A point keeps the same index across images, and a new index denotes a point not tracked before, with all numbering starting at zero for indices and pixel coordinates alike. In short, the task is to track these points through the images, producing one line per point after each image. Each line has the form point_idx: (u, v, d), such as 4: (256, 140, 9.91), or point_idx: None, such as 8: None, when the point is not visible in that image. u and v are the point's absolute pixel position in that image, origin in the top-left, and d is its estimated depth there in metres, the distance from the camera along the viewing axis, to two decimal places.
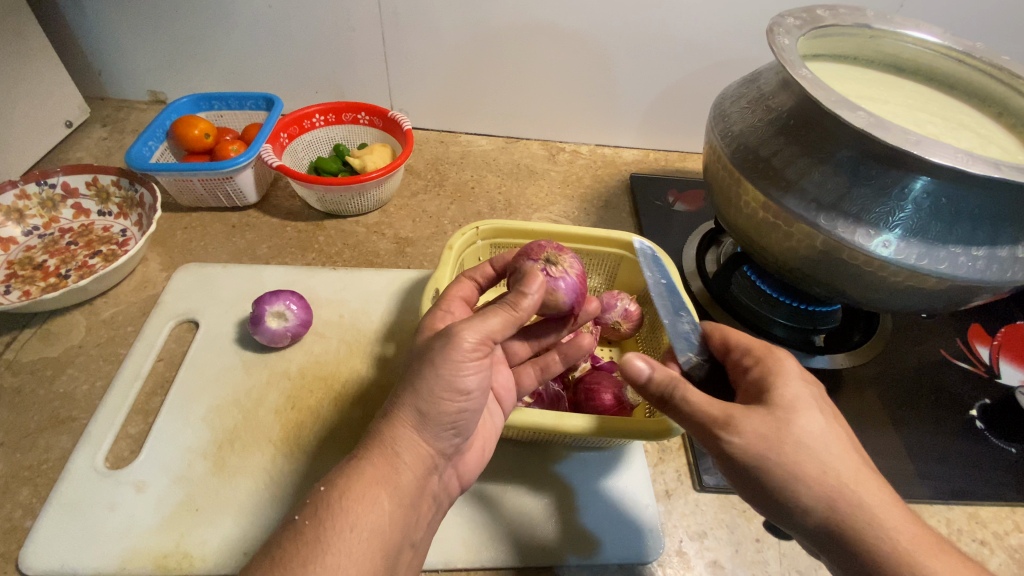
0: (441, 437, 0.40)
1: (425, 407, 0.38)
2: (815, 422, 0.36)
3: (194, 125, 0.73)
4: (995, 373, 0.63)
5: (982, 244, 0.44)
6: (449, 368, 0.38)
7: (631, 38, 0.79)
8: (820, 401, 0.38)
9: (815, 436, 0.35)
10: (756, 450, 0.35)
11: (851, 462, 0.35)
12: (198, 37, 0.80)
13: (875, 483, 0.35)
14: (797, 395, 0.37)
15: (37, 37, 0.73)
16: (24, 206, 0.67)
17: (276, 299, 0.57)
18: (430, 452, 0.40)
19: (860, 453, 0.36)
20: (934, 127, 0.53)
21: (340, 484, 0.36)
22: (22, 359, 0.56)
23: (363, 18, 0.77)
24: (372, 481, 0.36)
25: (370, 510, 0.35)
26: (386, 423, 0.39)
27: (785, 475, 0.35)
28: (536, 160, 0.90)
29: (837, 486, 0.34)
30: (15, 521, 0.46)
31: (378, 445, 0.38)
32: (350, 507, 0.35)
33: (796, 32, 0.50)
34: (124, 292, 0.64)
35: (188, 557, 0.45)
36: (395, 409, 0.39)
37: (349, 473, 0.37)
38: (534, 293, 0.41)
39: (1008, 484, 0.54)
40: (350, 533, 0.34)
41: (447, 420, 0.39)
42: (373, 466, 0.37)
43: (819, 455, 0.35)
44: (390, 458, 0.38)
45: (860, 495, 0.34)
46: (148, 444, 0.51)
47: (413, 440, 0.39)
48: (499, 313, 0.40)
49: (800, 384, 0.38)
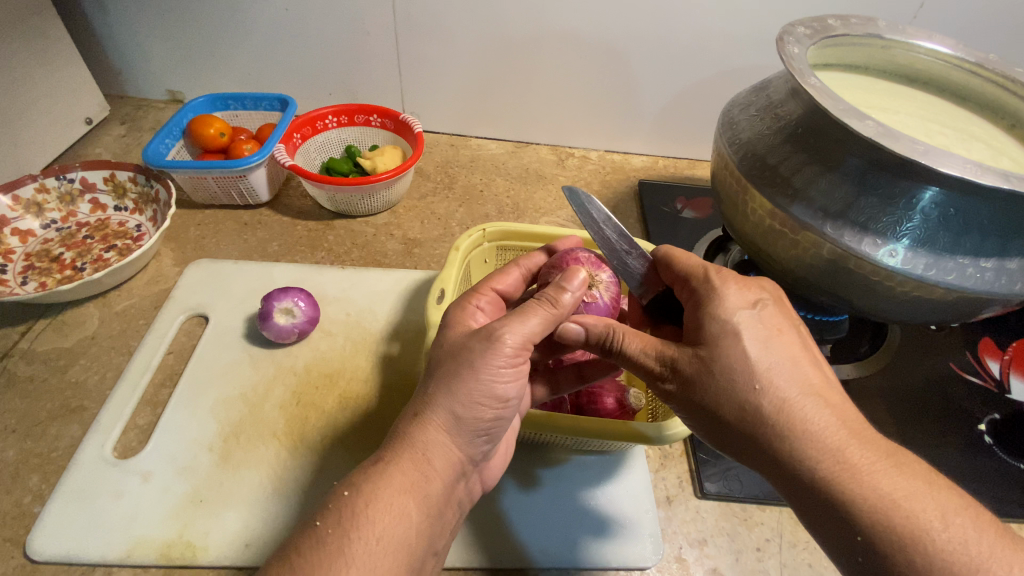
0: (474, 443, 0.39)
1: (461, 412, 0.37)
2: (745, 355, 0.35)
3: (209, 125, 0.75)
4: (1005, 388, 0.62)
5: (990, 255, 0.43)
6: (491, 374, 0.38)
7: (643, 46, 0.79)
8: (756, 327, 0.36)
9: (741, 371, 0.35)
10: (683, 389, 0.37)
11: (781, 391, 0.35)
12: (216, 38, 0.81)
13: (810, 409, 0.34)
14: (727, 327, 0.36)
15: (61, 36, 0.75)
16: (43, 200, 0.68)
17: (285, 296, 0.58)
18: (460, 457, 0.39)
19: (802, 376, 0.35)
20: (944, 137, 0.53)
21: (366, 490, 0.35)
22: (37, 348, 0.57)
23: (377, 22, 0.78)
24: (401, 488, 0.35)
25: (397, 521, 0.34)
26: (419, 427, 0.37)
27: (721, 412, 0.36)
28: (545, 165, 0.90)
29: (763, 419, 0.34)
30: (24, 507, 0.47)
31: (407, 448, 0.37)
32: (376, 517, 0.34)
33: (806, 41, 0.50)
34: (137, 285, 0.65)
35: (191, 547, 0.45)
36: (428, 411, 0.38)
37: (377, 479, 0.35)
38: (575, 289, 0.42)
39: (1016, 500, 0.53)
40: (374, 546, 0.33)
41: (481, 426, 0.39)
42: (401, 472, 0.36)
43: (744, 391, 0.35)
44: (419, 463, 0.37)
45: (791, 428, 0.34)
46: (156, 435, 0.51)
47: (444, 445, 0.38)
48: (539, 311, 0.40)
49: (736, 312, 0.37)
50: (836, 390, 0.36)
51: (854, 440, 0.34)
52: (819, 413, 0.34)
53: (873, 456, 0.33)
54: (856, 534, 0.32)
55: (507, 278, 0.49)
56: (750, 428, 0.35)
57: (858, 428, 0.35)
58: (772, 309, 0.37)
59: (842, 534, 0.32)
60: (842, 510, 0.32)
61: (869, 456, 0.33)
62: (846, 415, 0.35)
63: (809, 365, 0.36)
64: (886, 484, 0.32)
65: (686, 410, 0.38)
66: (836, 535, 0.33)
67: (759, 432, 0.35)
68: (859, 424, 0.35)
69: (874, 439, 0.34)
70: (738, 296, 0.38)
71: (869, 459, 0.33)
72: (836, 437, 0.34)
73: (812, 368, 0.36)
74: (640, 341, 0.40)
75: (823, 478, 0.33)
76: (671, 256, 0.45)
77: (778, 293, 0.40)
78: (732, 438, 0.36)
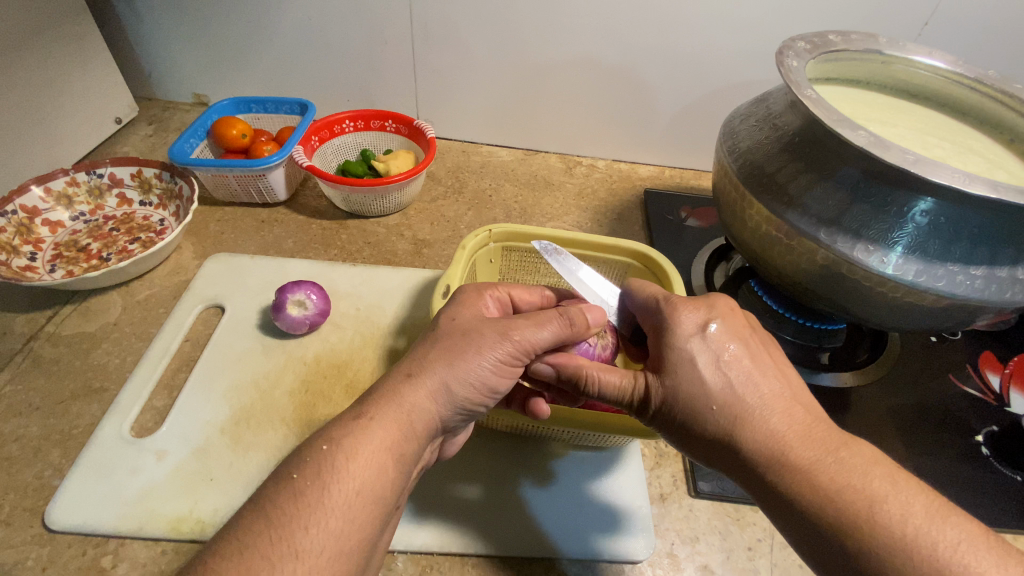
0: (454, 415, 0.40)
1: (452, 384, 0.39)
2: (699, 380, 0.38)
3: (232, 126, 0.78)
4: (1005, 401, 0.62)
5: (979, 263, 0.44)
6: (490, 365, 0.40)
7: (652, 58, 0.81)
8: (707, 352, 0.39)
9: (698, 396, 0.38)
10: (659, 417, 0.40)
11: (735, 410, 0.37)
12: (241, 46, 0.85)
13: (761, 419, 0.36)
14: (683, 355, 0.39)
15: (96, 40, 0.79)
16: (74, 193, 0.72)
17: (298, 288, 0.60)
18: (439, 426, 0.40)
19: (755, 390, 0.38)
20: (940, 151, 0.54)
21: (347, 445, 0.35)
22: (62, 332, 0.60)
23: (396, 32, 0.81)
24: (384, 444, 0.35)
25: (377, 476, 0.34)
26: (409, 388, 0.38)
27: (693, 436, 0.39)
28: (553, 172, 0.92)
29: (722, 434, 0.37)
30: (44, 480, 0.49)
31: (392, 405, 0.37)
32: (356, 471, 0.34)
33: (805, 55, 0.52)
34: (158, 276, 0.68)
35: (199, 522, 0.47)
36: (422, 374, 0.38)
37: (358, 434, 0.35)
38: (592, 322, 0.45)
39: (1011, 510, 0.53)
40: (354, 498, 0.33)
41: (465, 404, 0.40)
42: (384, 427, 0.36)
43: (702, 414, 0.38)
44: (402, 422, 0.37)
45: (745, 439, 0.36)
46: (171, 416, 0.54)
47: (430, 411, 0.38)
48: (555, 321, 0.43)
49: (689, 339, 0.40)
50: (788, 394, 0.38)
51: (797, 441, 0.35)
52: (773, 423, 0.36)
53: (814, 454, 0.35)
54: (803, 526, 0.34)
55: (527, 295, 0.50)
56: (711, 444, 0.38)
57: (804, 428, 0.36)
58: (722, 331, 0.40)
59: (795, 518, 0.34)
60: (793, 499, 0.34)
61: (808, 455, 0.35)
62: (796, 417, 0.37)
63: (761, 379, 0.38)
64: (823, 479, 0.34)
65: (667, 433, 0.41)
66: (789, 525, 0.35)
67: (720, 445, 0.37)
68: (805, 423, 0.37)
69: (817, 437, 0.36)
70: (694, 323, 0.41)
71: (808, 458, 0.35)
72: (782, 439, 0.36)
73: (762, 379, 0.38)
74: (614, 376, 0.42)
75: (791, 466, 0.35)
76: (633, 286, 0.48)
77: (729, 308, 0.42)
78: (705, 453, 0.39)
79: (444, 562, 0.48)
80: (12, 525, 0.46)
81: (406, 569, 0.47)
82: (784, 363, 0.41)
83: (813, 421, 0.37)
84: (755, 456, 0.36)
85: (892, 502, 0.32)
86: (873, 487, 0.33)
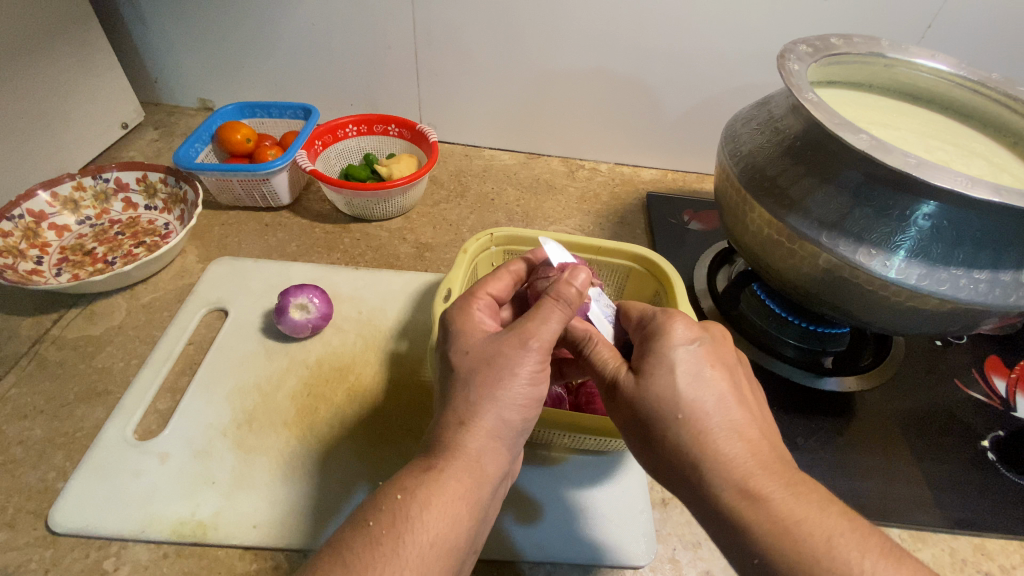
0: (515, 445, 0.40)
1: (506, 417, 0.38)
2: (671, 386, 0.38)
3: (237, 130, 0.78)
4: (1011, 406, 0.62)
5: (983, 267, 0.44)
6: (525, 378, 0.39)
7: (655, 63, 0.81)
8: (689, 364, 0.39)
9: (667, 402, 0.38)
10: (626, 415, 0.40)
11: (699, 425, 0.37)
12: (246, 52, 0.86)
13: (723, 442, 0.36)
14: (665, 360, 0.39)
15: (101, 45, 0.80)
16: (80, 198, 0.73)
17: (300, 292, 0.61)
18: (506, 462, 0.40)
19: (724, 412, 0.37)
20: (944, 153, 0.54)
21: (420, 496, 0.35)
22: (67, 335, 0.61)
23: (399, 37, 0.82)
24: (456, 493, 0.36)
25: (447, 525, 0.35)
26: (468, 434, 0.37)
27: (652, 440, 0.39)
28: (555, 175, 0.93)
29: (681, 446, 0.37)
30: (48, 482, 0.50)
31: (458, 455, 0.37)
32: (429, 523, 0.34)
33: (807, 59, 0.52)
34: (163, 280, 0.68)
35: (201, 525, 0.48)
36: (476, 417, 0.38)
37: (430, 484, 0.35)
38: (581, 287, 0.42)
39: (1018, 517, 0.53)
40: (427, 549, 0.34)
41: (522, 426, 0.40)
42: (453, 477, 0.36)
43: (666, 420, 0.38)
44: (472, 469, 0.37)
45: (702, 457, 0.36)
46: (175, 419, 0.54)
47: (495, 450, 0.38)
48: (554, 307, 0.41)
49: (677, 347, 0.39)
50: (759, 428, 0.38)
51: (759, 473, 0.35)
52: (733, 448, 0.36)
53: (772, 486, 0.35)
54: (754, 557, 0.34)
55: (500, 283, 0.50)
56: (667, 452, 0.38)
57: (767, 463, 0.36)
58: (709, 349, 0.40)
59: (751, 553, 0.34)
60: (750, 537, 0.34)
61: (767, 487, 0.35)
62: (760, 451, 0.36)
63: (734, 404, 0.38)
64: (793, 509, 0.34)
65: (630, 435, 0.41)
66: (738, 554, 0.35)
67: (676, 457, 0.37)
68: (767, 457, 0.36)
69: (777, 469, 0.36)
70: (687, 332, 0.40)
71: (767, 490, 0.35)
72: (744, 468, 0.35)
73: (736, 406, 0.38)
74: (608, 352, 0.43)
75: (754, 497, 0.34)
76: (628, 305, 0.48)
77: (722, 334, 0.42)
78: (662, 465, 0.39)
79: None
80: (16, 527, 0.46)
81: None
82: (761, 405, 0.41)
83: (774, 455, 0.37)
84: (718, 480, 0.35)
85: (846, 539, 0.33)
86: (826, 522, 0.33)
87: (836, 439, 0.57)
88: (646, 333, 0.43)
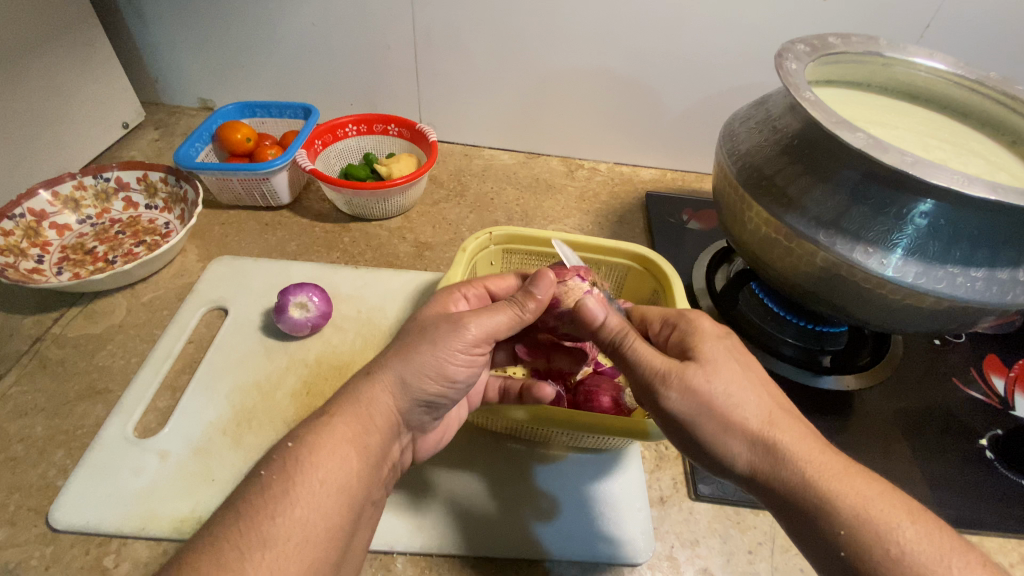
0: (415, 409, 0.41)
1: (407, 377, 0.40)
2: (734, 372, 0.39)
3: (237, 130, 0.79)
4: (1010, 404, 0.62)
5: (980, 265, 0.44)
6: (449, 353, 0.41)
7: (653, 61, 0.81)
8: (736, 353, 0.41)
9: (737, 388, 0.38)
10: (690, 410, 0.39)
11: (768, 406, 0.38)
12: (246, 52, 0.86)
13: (790, 421, 0.38)
14: (715, 350, 0.41)
15: (102, 45, 0.80)
16: (81, 197, 0.73)
17: (300, 290, 0.61)
18: (400, 420, 0.41)
19: (775, 394, 0.40)
20: (941, 152, 0.54)
21: (309, 440, 0.36)
22: (68, 333, 0.61)
23: (399, 36, 0.82)
24: (344, 438, 0.36)
25: (338, 466, 0.35)
26: (366, 386, 0.39)
27: (724, 431, 0.38)
28: (554, 175, 0.93)
29: (760, 430, 0.37)
30: (49, 480, 0.50)
31: (350, 404, 0.38)
32: (318, 463, 0.35)
33: (805, 58, 0.52)
34: (162, 279, 0.69)
35: (200, 522, 0.48)
36: (380, 370, 0.40)
37: (320, 431, 0.36)
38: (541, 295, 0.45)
39: (1015, 515, 0.53)
40: (317, 488, 0.34)
41: (425, 397, 0.41)
42: (343, 423, 0.37)
43: (741, 407, 0.38)
44: (361, 418, 0.38)
45: (781, 437, 0.37)
46: (175, 417, 0.54)
47: (388, 404, 0.40)
48: (506, 309, 0.44)
49: (719, 339, 0.42)
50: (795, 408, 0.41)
51: (820, 447, 0.37)
52: (796, 425, 0.38)
53: (833, 467, 0.36)
54: (839, 530, 0.34)
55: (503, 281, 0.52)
56: (743, 438, 0.37)
57: (821, 439, 0.38)
58: (739, 340, 0.43)
59: (833, 536, 0.34)
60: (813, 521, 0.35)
61: (826, 471, 0.36)
62: (810, 426, 0.39)
63: (776, 387, 0.41)
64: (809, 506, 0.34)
65: (693, 431, 0.39)
66: (816, 543, 0.35)
67: (755, 439, 0.37)
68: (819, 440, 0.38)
69: (828, 454, 0.37)
70: (716, 326, 0.44)
71: (829, 471, 0.36)
72: (812, 442, 0.37)
73: (776, 389, 0.41)
74: (651, 351, 0.42)
75: (816, 480, 0.35)
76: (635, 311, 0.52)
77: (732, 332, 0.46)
78: (735, 458, 0.38)
79: (443, 564, 0.48)
80: (16, 525, 0.47)
81: (404, 570, 0.47)
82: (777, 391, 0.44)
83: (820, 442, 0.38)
84: (797, 456, 0.36)
85: (898, 523, 0.33)
86: (869, 512, 0.34)
87: (835, 437, 0.57)
88: (671, 332, 0.46)
